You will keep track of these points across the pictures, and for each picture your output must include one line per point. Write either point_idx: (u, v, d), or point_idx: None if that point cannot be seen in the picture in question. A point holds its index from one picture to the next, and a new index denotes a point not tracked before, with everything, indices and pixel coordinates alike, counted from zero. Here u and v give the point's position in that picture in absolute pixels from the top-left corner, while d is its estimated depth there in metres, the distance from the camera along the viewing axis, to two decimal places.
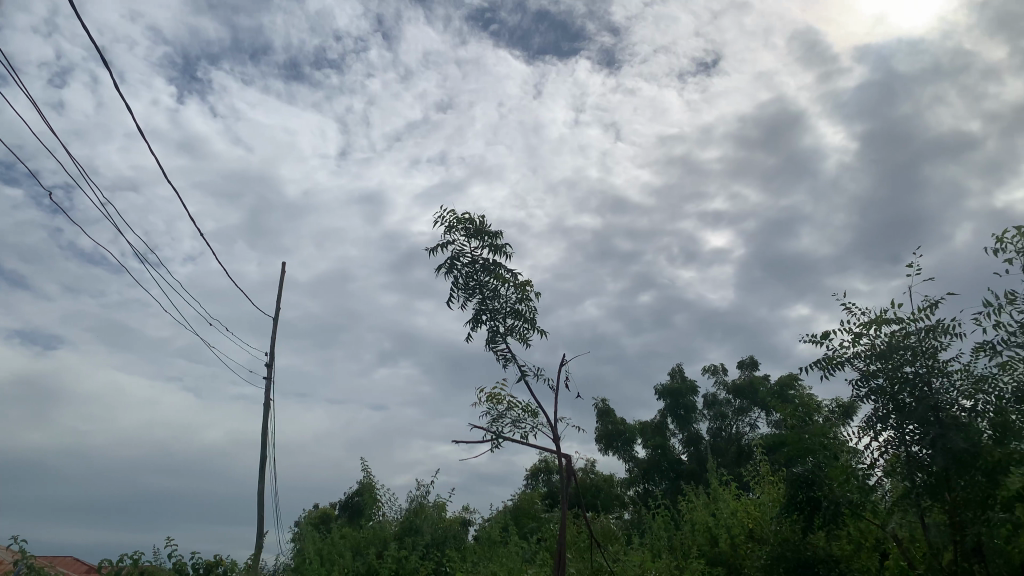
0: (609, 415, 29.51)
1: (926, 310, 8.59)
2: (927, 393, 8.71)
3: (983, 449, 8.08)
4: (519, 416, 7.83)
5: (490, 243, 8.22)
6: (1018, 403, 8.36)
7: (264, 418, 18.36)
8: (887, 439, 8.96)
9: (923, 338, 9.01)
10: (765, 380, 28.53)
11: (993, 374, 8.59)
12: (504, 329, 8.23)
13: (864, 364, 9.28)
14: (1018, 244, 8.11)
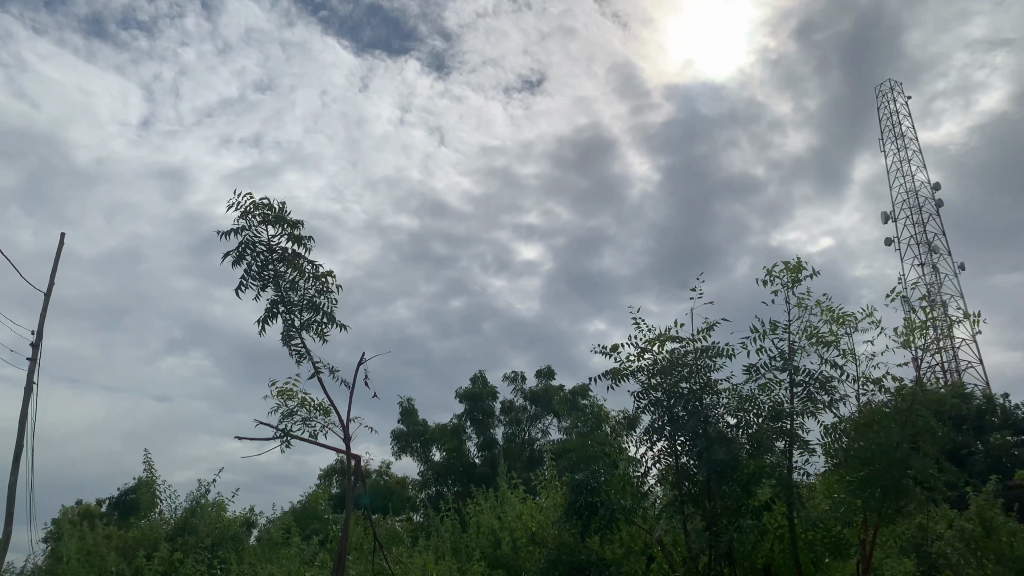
0: (408, 416, 29.36)
1: (704, 332, 9.27)
2: (698, 408, 9.39)
3: (741, 462, 8.85)
4: (310, 413, 7.53)
5: (290, 233, 7.85)
6: (773, 421, 9.23)
7: (23, 403, 16.45)
8: (661, 449, 9.57)
9: (700, 356, 9.72)
10: (560, 390, 29.67)
11: (756, 393, 9.43)
12: (300, 322, 7.89)
13: (647, 377, 9.85)
14: (784, 278, 9.00)
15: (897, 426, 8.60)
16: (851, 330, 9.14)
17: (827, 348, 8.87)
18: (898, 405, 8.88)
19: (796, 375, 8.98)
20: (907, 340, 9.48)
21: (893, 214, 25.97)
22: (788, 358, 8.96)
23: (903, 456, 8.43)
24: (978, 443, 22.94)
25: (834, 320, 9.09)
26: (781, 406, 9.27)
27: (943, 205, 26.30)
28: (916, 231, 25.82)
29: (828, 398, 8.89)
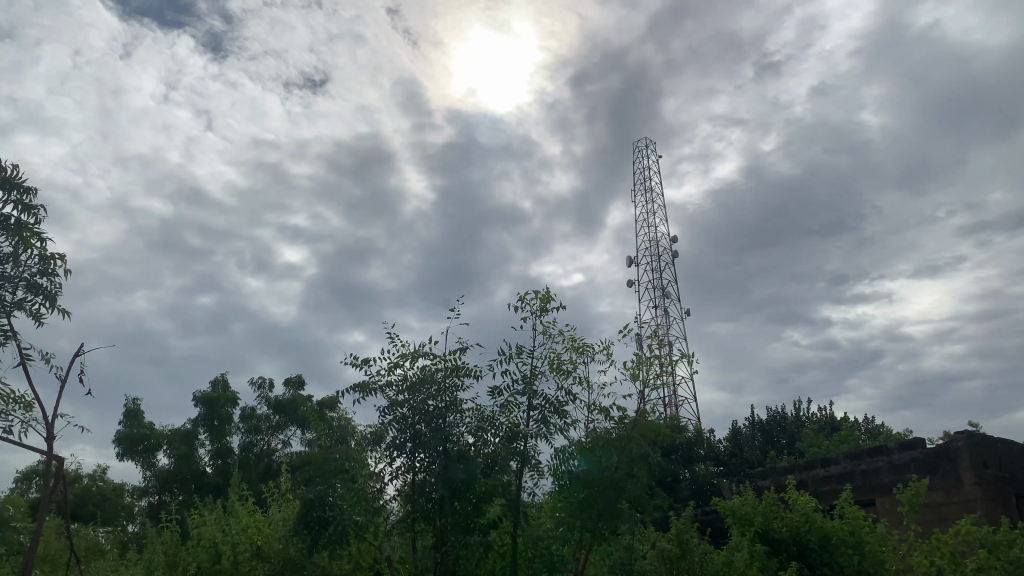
0: (134, 417, 26.81)
1: (455, 351, 9.44)
2: (441, 426, 9.49)
3: (476, 479, 9.08)
4: (5, 408, 6.55)
5: (18, 200, 6.86)
6: (508, 441, 9.59)
7: None
8: (401, 465, 9.54)
9: (448, 375, 9.86)
10: (307, 401, 28.71)
11: (496, 414, 9.75)
12: (11, 302, 6.87)
13: (395, 393, 9.81)
14: (534, 305, 9.42)
15: (617, 451, 9.32)
16: (588, 360, 9.76)
17: (564, 375, 9.40)
18: (620, 432, 9.64)
19: (534, 399, 9.40)
20: (635, 373, 10.33)
21: (637, 260, 28.43)
22: (529, 382, 9.36)
23: (620, 480, 9.16)
24: (686, 471, 25.63)
25: (575, 350, 9.67)
26: (517, 427, 9.66)
27: (678, 257, 29.27)
28: (653, 278, 28.50)
29: (560, 422, 9.41)
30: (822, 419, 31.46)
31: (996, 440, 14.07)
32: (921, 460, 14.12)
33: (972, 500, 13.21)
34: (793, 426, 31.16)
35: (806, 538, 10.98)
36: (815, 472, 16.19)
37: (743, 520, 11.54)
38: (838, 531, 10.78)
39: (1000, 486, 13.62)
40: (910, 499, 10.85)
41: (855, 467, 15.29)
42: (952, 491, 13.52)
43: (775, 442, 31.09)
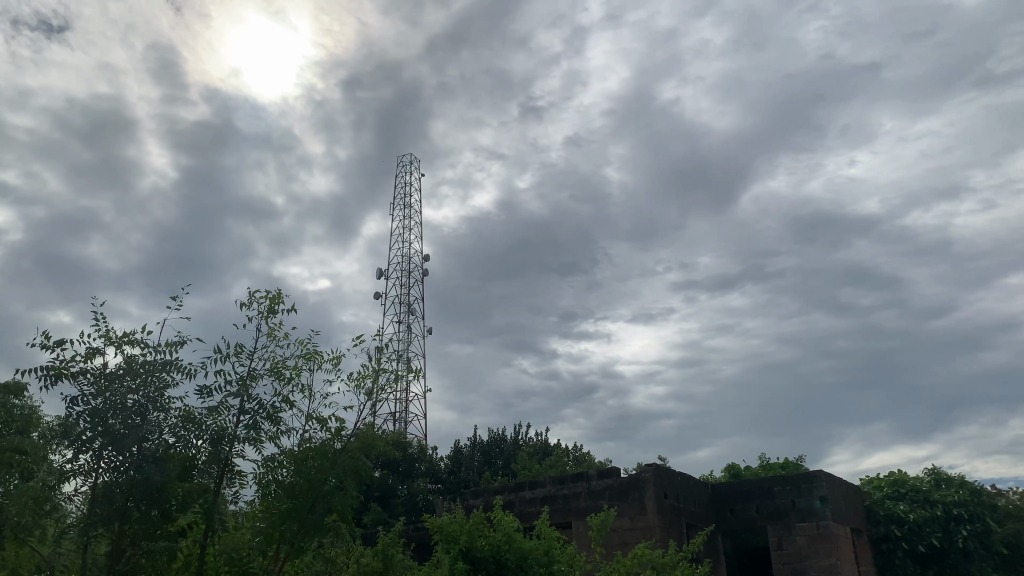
0: None
1: (166, 343, 8.68)
2: (138, 424, 8.62)
3: (170, 483, 8.34)
4: None
5: None
6: (214, 445, 8.97)
7: None
8: (84, 462, 8.51)
9: (156, 369, 9.03)
10: None
11: (203, 416, 9.08)
12: None
13: (90, 383, 8.79)
14: (262, 305, 8.96)
15: (329, 464, 9.09)
16: (313, 368, 9.48)
17: (285, 381, 9.02)
18: (336, 443, 9.44)
19: (248, 403, 8.90)
20: (361, 385, 10.20)
21: (385, 272, 28.36)
22: (245, 384, 8.85)
23: (327, 492, 8.95)
24: (404, 486, 25.75)
25: (302, 356, 9.32)
26: (225, 430, 9.07)
27: (427, 276, 29.70)
28: (400, 292, 28.54)
29: (272, 429, 8.99)
30: (536, 444, 33.31)
31: (677, 473, 15.78)
32: (614, 488, 15.40)
33: (652, 526, 14.66)
34: (509, 449, 32.68)
35: (505, 558, 11.42)
36: (522, 494, 16.99)
37: (447, 538, 11.71)
38: (534, 552, 11.44)
39: (675, 515, 15.26)
40: (599, 524, 11.77)
41: (558, 491, 16.29)
42: (636, 517, 14.91)
43: (492, 463, 32.34)
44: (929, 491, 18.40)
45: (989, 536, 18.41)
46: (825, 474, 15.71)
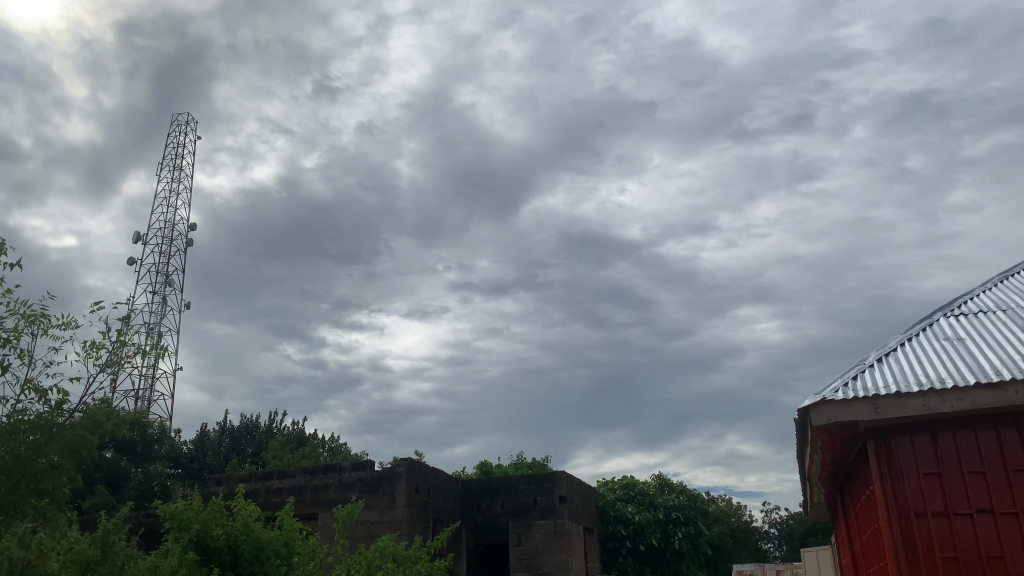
0: None
1: None
2: None
3: None
4: None
5: None
6: None
7: None
8: None
9: None
10: None
11: None
12: None
13: None
14: None
15: (44, 440, 8.14)
16: (38, 332, 8.45)
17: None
18: (56, 418, 8.47)
19: None
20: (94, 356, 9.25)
21: (145, 237, 26.05)
22: None
23: (38, 472, 7.99)
24: (138, 469, 23.72)
25: (24, 319, 8.26)
26: None
27: (192, 248, 27.71)
28: (159, 260, 26.31)
29: None
30: (291, 432, 32.27)
31: (430, 468, 15.99)
32: (365, 480, 15.28)
33: (399, 520, 14.72)
34: (261, 436, 31.33)
35: (241, 548, 10.87)
36: (269, 483, 16.33)
37: (180, 526, 10.87)
38: (274, 544, 11.04)
39: (423, 509, 15.45)
40: (346, 517, 11.59)
41: (308, 482, 15.85)
42: (384, 510, 14.89)
43: (240, 450, 30.84)
44: (654, 495, 20.24)
45: (698, 537, 20.59)
46: (566, 475, 16.69)
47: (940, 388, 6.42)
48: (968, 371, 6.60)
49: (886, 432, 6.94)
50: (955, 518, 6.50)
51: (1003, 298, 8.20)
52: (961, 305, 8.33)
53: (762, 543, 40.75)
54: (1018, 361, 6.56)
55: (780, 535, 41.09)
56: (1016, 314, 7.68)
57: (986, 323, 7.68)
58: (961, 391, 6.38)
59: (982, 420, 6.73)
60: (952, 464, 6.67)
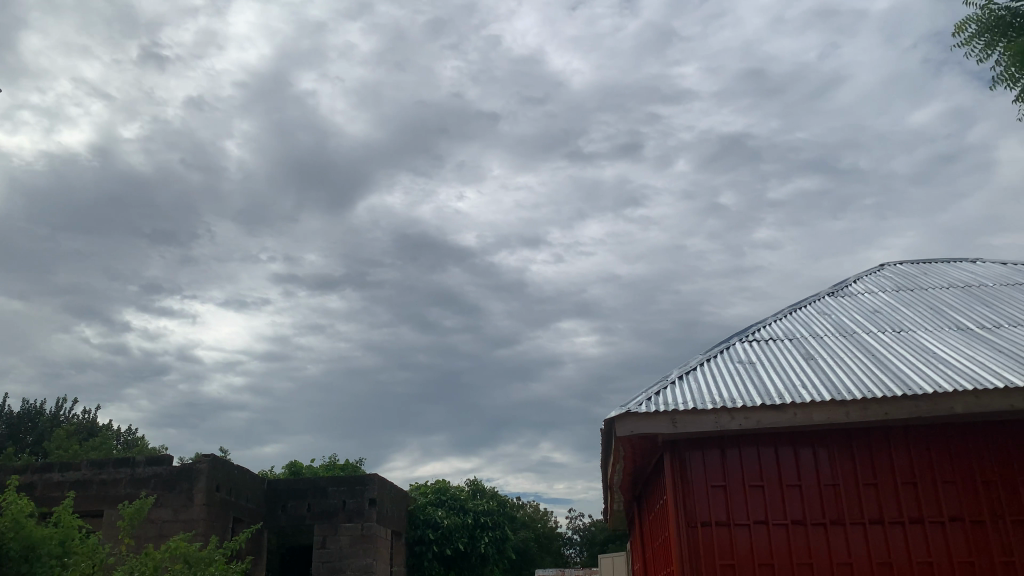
0: None
1: None
2: None
3: None
4: None
5: None
6: None
7: None
8: None
9: None
10: None
11: None
12: None
13: None
14: None
15: None
16: None
17: None
18: None
19: None
20: None
21: None
22: None
23: None
24: None
25: None
26: None
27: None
28: None
29: None
30: (81, 422, 29.63)
31: (234, 466, 15.21)
32: (161, 476, 14.27)
33: (194, 520, 13.87)
34: (45, 424, 28.52)
35: (6, 547, 9.76)
36: (49, 476, 14.85)
37: None
38: (46, 543, 10.04)
39: (223, 508, 14.65)
40: (134, 516, 10.73)
41: (94, 476, 14.57)
42: (179, 509, 13.98)
43: (18, 439, 27.91)
44: (465, 499, 20.50)
45: (505, 542, 21.01)
46: (378, 478, 16.44)
47: (730, 407, 6.93)
48: (756, 392, 7.18)
49: (682, 446, 7.39)
50: (734, 528, 7.04)
51: (791, 328, 9.02)
52: (755, 332, 9.08)
53: (564, 548, 42.29)
54: (798, 386, 7.21)
55: (582, 540, 42.84)
56: (800, 344, 8.46)
57: (775, 350, 8.41)
58: (748, 411, 6.92)
59: (765, 438, 7.34)
60: (736, 478, 7.22)
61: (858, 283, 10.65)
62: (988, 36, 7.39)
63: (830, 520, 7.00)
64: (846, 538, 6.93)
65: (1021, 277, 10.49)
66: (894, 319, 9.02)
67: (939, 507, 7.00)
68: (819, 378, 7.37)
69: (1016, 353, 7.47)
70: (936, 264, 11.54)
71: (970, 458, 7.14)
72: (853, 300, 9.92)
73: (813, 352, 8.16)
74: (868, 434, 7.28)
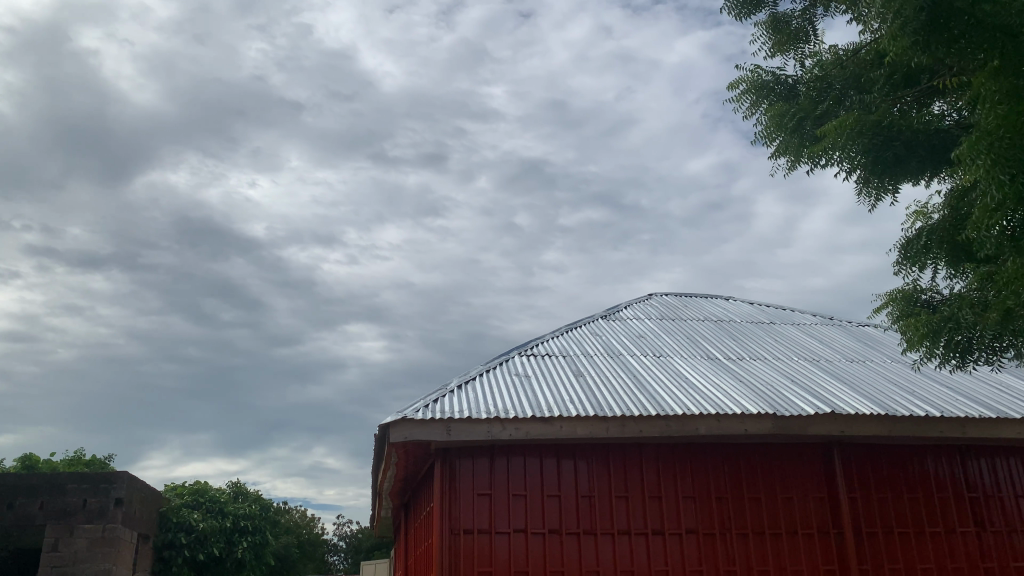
0: None
1: None
2: None
3: None
4: None
5: None
6: None
7: None
8: None
9: None
10: None
11: None
12: None
13: None
14: None
15: None
16: None
17: None
18: None
19: None
20: None
21: None
22: None
23: None
24: None
25: None
26: None
27: None
28: None
29: None
30: None
31: None
32: None
33: None
34: None
35: None
36: None
37: None
38: None
39: None
40: None
41: None
42: None
43: None
44: (225, 502, 19.50)
45: (263, 548, 20.11)
46: (127, 476, 15.13)
47: (503, 417, 7.14)
48: (527, 405, 7.46)
49: (453, 454, 7.50)
50: (495, 535, 7.24)
51: (565, 346, 9.51)
52: (532, 347, 9.46)
53: (328, 554, 41.28)
54: (566, 401, 7.59)
55: (347, 547, 41.99)
56: (571, 361, 8.94)
57: (549, 365, 8.81)
58: (518, 422, 7.16)
59: (531, 449, 7.65)
60: (501, 487, 7.44)
61: (628, 309, 11.47)
62: (755, 97, 8.25)
63: (584, 529, 7.42)
64: (596, 548, 7.37)
65: (763, 316, 11.84)
66: (656, 344, 9.80)
67: (679, 519, 7.65)
68: (585, 394, 7.81)
69: (753, 383, 8.38)
70: (695, 298, 12.72)
71: (708, 476, 7.90)
72: (623, 324, 10.66)
73: (582, 369, 8.65)
74: (623, 449, 7.83)
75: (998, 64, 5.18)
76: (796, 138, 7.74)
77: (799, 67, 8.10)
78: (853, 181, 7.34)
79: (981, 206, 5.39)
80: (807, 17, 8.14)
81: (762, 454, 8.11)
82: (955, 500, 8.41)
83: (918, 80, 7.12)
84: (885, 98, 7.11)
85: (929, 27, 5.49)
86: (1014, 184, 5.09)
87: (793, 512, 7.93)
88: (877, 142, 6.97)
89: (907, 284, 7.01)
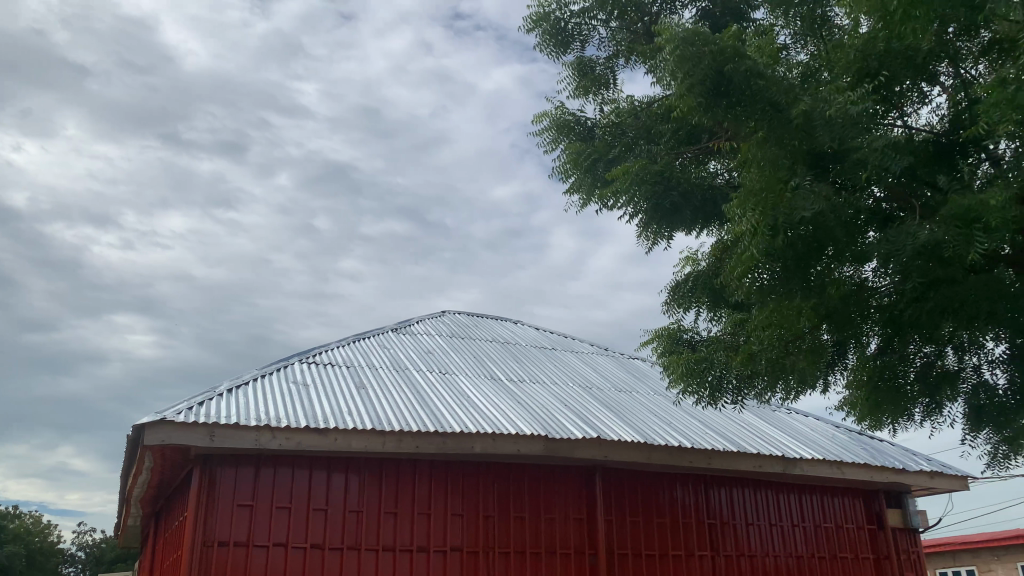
0: None
1: None
2: None
3: None
4: None
5: None
6: None
7: None
8: None
9: None
10: None
11: None
12: None
13: None
14: None
15: None
16: None
17: None
18: None
19: None
20: None
21: None
22: None
23: None
24: None
25: None
26: None
27: None
28: None
29: None
30: None
31: None
32: None
33: None
34: None
35: None
36: None
37: None
38: None
39: None
40: None
41: None
42: None
43: None
44: None
45: None
46: None
47: (274, 425, 6.81)
48: (301, 414, 7.18)
49: (215, 462, 7.05)
50: (252, 549, 6.86)
51: (350, 356, 9.30)
52: (316, 354, 9.16)
53: (61, 566, 37.29)
54: (343, 413, 7.39)
55: (86, 559, 38.05)
56: (354, 371, 8.75)
57: (330, 374, 8.56)
58: (290, 432, 6.86)
59: (302, 461, 7.36)
60: (264, 499, 7.09)
61: (419, 324, 11.46)
62: (556, 133, 8.62)
63: (347, 545, 7.23)
64: (359, 564, 7.21)
65: (547, 342, 12.33)
66: (442, 361, 9.85)
67: (444, 537, 7.69)
68: (364, 406, 7.66)
69: (529, 406, 8.66)
70: (486, 319, 12.99)
71: (478, 495, 8.02)
72: (412, 338, 10.64)
73: (364, 381, 8.49)
74: (398, 464, 7.75)
75: (766, 132, 5.77)
76: (589, 178, 8.18)
77: (598, 111, 8.56)
78: (635, 224, 7.85)
79: (741, 258, 5.92)
80: (610, 66, 8.64)
81: (531, 475, 8.38)
82: (696, 526, 9.17)
83: (699, 139, 7.81)
84: (670, 151, 7.72)
85: (714, 92, 6.00)
86: (769, 243, 5.65)
87: (553, 532, 8.24)
88: (658, 190, 7.51)
89: (672, 324, 7.58)
